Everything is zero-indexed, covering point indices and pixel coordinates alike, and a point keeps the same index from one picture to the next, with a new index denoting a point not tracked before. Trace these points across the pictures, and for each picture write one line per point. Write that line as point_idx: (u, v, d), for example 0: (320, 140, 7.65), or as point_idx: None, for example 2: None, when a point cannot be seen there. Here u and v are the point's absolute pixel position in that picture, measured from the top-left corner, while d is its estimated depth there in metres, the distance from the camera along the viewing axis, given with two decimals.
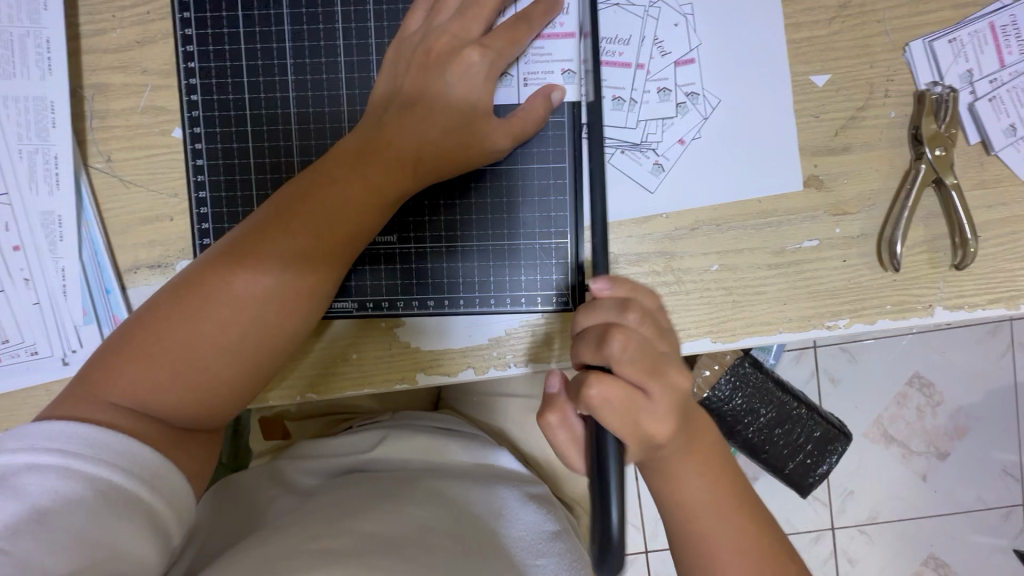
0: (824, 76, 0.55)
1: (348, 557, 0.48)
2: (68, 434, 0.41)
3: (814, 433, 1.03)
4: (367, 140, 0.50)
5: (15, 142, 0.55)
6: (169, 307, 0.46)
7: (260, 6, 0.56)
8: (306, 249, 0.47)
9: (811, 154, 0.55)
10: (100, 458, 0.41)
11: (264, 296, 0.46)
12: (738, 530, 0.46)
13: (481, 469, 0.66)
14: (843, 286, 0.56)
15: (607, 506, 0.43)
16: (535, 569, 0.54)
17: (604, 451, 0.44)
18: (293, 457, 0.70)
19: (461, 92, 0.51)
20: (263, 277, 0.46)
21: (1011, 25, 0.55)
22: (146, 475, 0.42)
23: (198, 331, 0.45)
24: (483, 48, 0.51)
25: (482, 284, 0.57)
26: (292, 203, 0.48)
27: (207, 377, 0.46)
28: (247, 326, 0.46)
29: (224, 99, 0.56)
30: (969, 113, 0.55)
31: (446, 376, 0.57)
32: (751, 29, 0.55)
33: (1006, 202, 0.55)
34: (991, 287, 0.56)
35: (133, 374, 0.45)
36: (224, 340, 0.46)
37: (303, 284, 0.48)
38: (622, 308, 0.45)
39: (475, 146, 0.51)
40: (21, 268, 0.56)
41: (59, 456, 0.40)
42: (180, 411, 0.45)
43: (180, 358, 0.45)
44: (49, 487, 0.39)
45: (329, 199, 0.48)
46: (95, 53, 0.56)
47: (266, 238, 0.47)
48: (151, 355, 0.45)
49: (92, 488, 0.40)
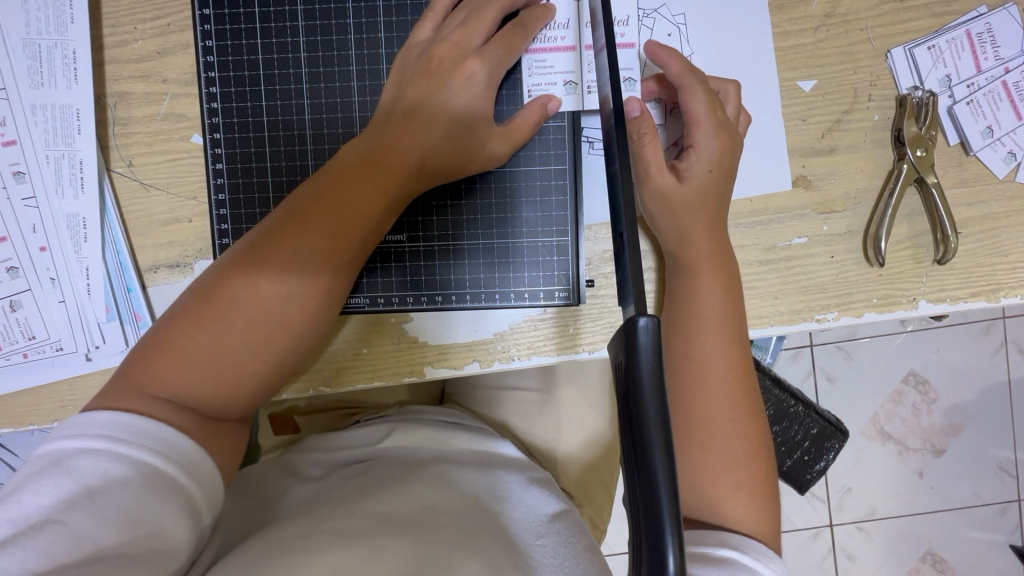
0: (810, 82, 0.58)
1: (357, 536, 0.51)
2: (115, 422, 0.44)
3: (812, 430, 1.07)
4: (376, 144, 0.52)
5: (42, 148, 0.57)
6: (200, 305, 0.48)
7: (277, 18, 0.59)
8: (328, 248, 0.50)
9: (799, 156, 0.58)
10: (144, 444, 0.43)
11: (288, 294, 0.49)
12: (731, 388, 0.53)
13: (486, 455, 0.68)
14: (831, 282, 0.58)
15: (648, 457, 0.30)
16: (536, 548, 0.54)
17: (639, 385, 0.30)
18: (305, 451, 0.72)
19: (464, 100, 0.52)
20: (287, 277, 0.49)
21: (987, 33, 0.58)
22: (184, 462, 0.45)
23: (226, 327, 0.48)
24: (482, 58, 0.53)
25: (487, 280, 0.59)
26: (311, 205, 0.50)
27: (236, 371, 0.48)
28: (273, 322, 0.49)
29: (243, 106, 0.59)
30: (948, 116, 0.58)
31: (453, 369, 0.60)
32: (741, 37, 0.58)
33: (985, 200, 0.58)
34: (973, 282, 0.58)
35: (170, 368, 0.47)
36: (251, 337, 0.48)
37: (325, 282, 0.50)
38: (715, 128, 0.53)
39: (476, 150, 0.54)
40: (48, 269, 0.58)
41: (107, 441, 0.43)
42: (214, 403, 0.48)
43: (210, 353, 0.47)
44: (100, 469, 0.42)
45: (344, 201, 0.50)
46: (118, 63, 0.59)
47: (289, 239, 0.49)
48: (183, 351, 0.47)
49: (137, 471, 0.42)
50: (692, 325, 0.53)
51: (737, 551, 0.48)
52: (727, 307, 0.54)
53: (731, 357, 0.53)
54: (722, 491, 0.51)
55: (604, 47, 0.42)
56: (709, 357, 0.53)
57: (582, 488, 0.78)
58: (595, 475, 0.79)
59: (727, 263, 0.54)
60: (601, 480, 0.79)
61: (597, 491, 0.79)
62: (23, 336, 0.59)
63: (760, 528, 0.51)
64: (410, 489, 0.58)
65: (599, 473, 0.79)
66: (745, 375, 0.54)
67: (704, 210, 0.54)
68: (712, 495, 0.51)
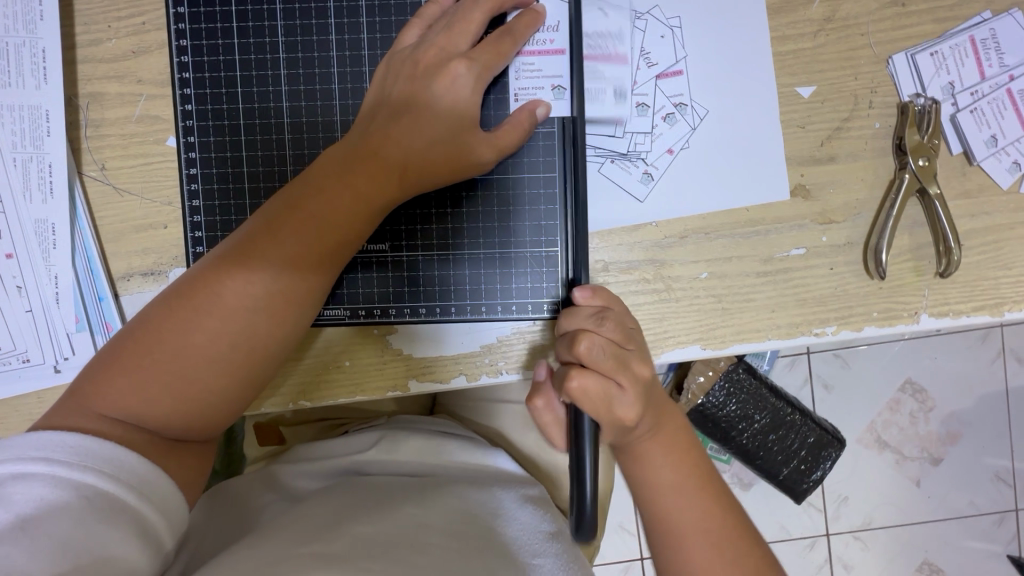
0: (809, 88, 0.56)
1: (343, 559, 0.49)
2: (58, 442, 0.41)
3: (808, 439, 1.05)
4: (355, 150, 0.50)
5: (10, 150, 0.55)
6: (161, 316, 0.46)
7: (256, 18, 0.57)
8: (297, 257, 0.47)
9: (798, 164, 0.56)
10: (88, 465, 0.41)
11: (255, 307, 0.46)
12: (675, 453, 0.49)
13: (472, 472, 0.67)
14: (830, 294, 0.56)
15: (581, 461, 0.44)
16: (533, 567, 0.54)
17: (578, 426, 0.45)
18: (285, 465, 0.70)
19: (448, 103, 0.50)
20: (252, 288, 0.46)
21: (991, 39, 0.56)
22: (133, 482, 0.42)
23: (187, 340, 0.45)
24: (470, 61, 0.51)
25: (474, 292, 0.57)
26: (281, 213, 0.48)
27: (199, 388, 0.46)
28: (237, 335, 0.46)
29: (219, 108, 0.57)
30: (951, 124, 0.56)
31: (439, 383, 0.58)
32: (737, 42, 0.56)
33: (989, 211, 0.56)
34: (976, 294, 0.56)
35: (125, 385, 0.45)
36: (214, 350, 0.46)
37: (295, 292, 0.48)
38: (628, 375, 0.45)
39: (459, 156, 0.51)
40: (14, 276, 0.56)
41: (46, 464, 0.40)
42: (170, 420, 0.45)
43: (170, 367, 0.45)
44: (36, 496, 0.39)
45: (318, 207, 0.48)
46: (91, 62, 0.57)
47: (255, 248, 0.47)
48: (142, 366, 0.45)
49: (79, 496, 0.40)
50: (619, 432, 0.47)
51: None
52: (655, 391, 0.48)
53: (669, 419, 0.50)
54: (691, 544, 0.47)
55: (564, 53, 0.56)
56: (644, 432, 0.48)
57: None
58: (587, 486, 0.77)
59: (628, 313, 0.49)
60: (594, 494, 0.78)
61: None
62: None
63: None
64: (396, 510, 0.57)
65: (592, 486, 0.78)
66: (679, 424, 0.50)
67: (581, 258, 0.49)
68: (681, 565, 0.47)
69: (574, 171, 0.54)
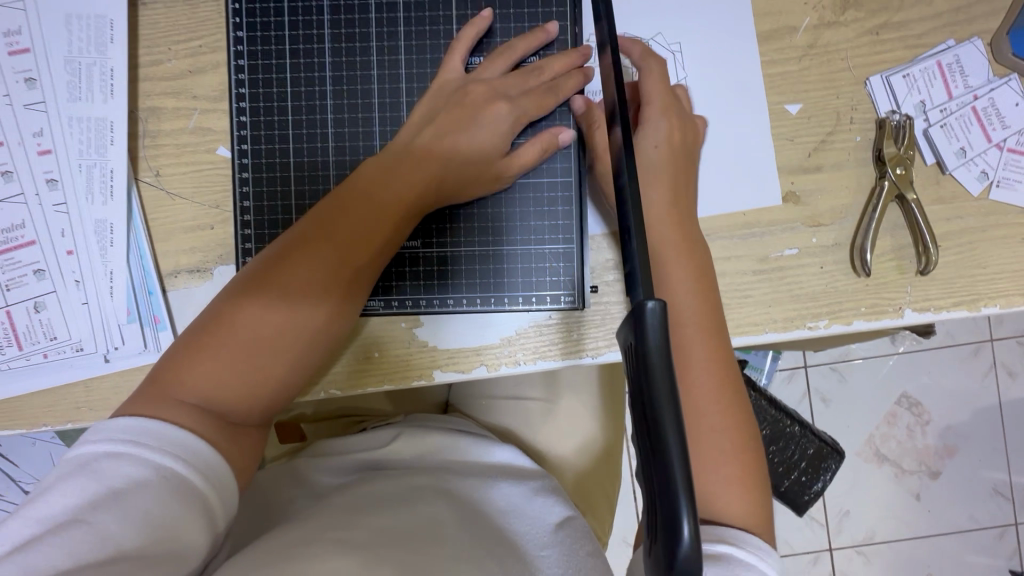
0: (796, 105, 0.63)
1: (362, 545, 0.50)
2: (142, 427, 0.45)
3: (808, 450, 1.10)
4: (401, 164, 0.56)
5: (76, 157, 0.61)
6: (234, 311, 0.51)
7: (305, 41, 0.63)
8: (354, 259, 0.53)
9: (788, 173, 0.62)
10: (167, 450, 0.45)
11: (316, 302, 0.51)
12: (713, 376, 0.52)
13: (484, 468, 0.70)
14: (821, 291, 0.62)
15: (665, 444, 0.29)
16: (541, 560, 0.57)
17: (651, 380, 0.31)
18: (309, 458, 0.73)
19: (484, 133, 0.58)
20: (315, 285, 0.51)
21: (956, 63, 0.63)
22: (204, 467, 0.46)
23: (257, 333, 0.50)
24: (510, 103, 0.59)
25: (497, 284, 0.62)
26: (339, 217, 0.53)
27: (265, 376, 0.50)
28: (300, 326, 0.51)
29: (270, 119, 0.63)
30: (924, 138, 0.62)
31: (461, 373, 0.62)
32: (733, 66, 0.63)
33: (962, 216, 0.62)
34: (954, 291, 0.62)
35: (201, 372, 0.48)
36: (280, 341, 0.50)
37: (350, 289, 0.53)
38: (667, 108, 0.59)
39: (486, 175, 0.58)
40: (73, 271, 0.61)
41: (134, 446, 0.44)
42: (236, 407, 0.49)
43: (241, 357, 0.49)
44: (124, 472, 0.43)
45: (372, 213, 0.54)
46: (151, 80, 0.63)
47: (316, 249, 0.52)
48: (216, 356, 0.49)
49: (159, 475, 0.44)
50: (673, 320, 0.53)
51: (732, 547, 0.46)
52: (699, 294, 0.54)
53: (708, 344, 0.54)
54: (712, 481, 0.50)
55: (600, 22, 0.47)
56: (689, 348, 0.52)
57: (585, 496, 0.79)
58: (595, 479, 0.81)
59: (695, 140, 0.59)
60: (602, 489, 0.81)
61: (598, 499, 0.81)
62: (46, 337, 0.61)
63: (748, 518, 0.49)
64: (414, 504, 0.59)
65: (599, 479, 0.81)
66: (720, 352, 0.53)
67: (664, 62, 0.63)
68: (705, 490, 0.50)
69: (618, 72, 0.40)
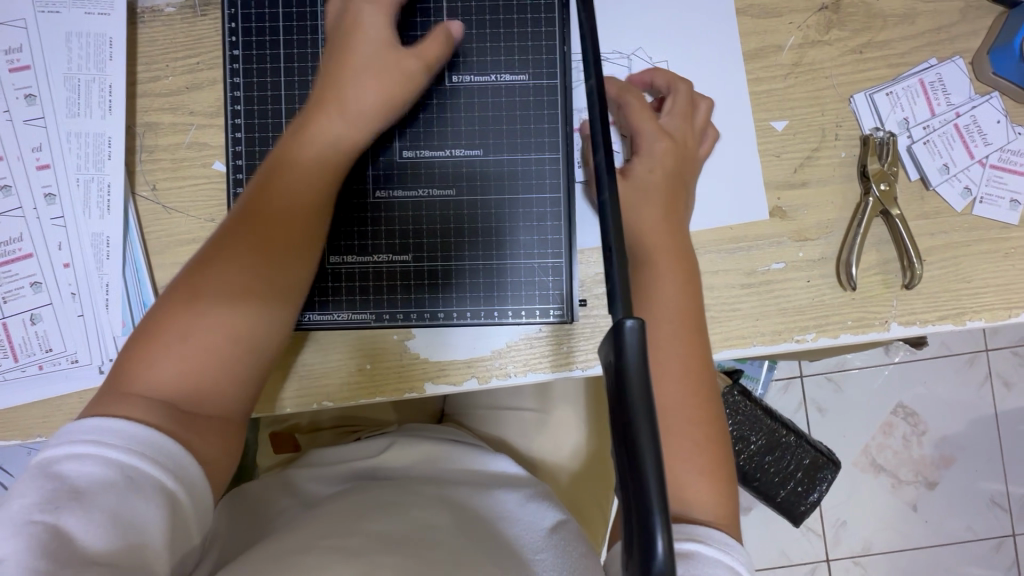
0: (782, 122, 0.64)
1: (358, 553, 0.51)
2: (101, 427, 0.45)
3: (804, 460, 1.09)
4: (311, 107, 0.56)
5: (74, 172, 0.62)
6: (175, 297, 0.50)
7: (300, 59, 0.64)
8: (289, 208, 0.54)
9: (775, 188, 0.63)
10: (128, 446, 0.44)
11: (252, 258, 0.52)
12: (689, 374, 0.53)
13: (476, 475, 0.71)
14: (808, 305, 0.63)
15: (642, 456, 0.30)
16: (535, 561, 0.58)
17: (626, 393, 0.32)
18: (302, 470, 0.73)
19: (371, 44, 0.56)
20: (248, 244, 0.52)
21: (938, 82, 0.64)
22: (167, 462, 0.45)
23: (199, 308, 0.50)
24: (377, 6, 0.57)
25: (488, 298, 0.62)
26: (266, 180, 0.54)
27: (217, 349, 0.50)
28: (240, 287, 0.51)
29: (265, 135, 0.63)
30: (908, 155, 0.63)
31: (452, 385, 0.63)
32: (719, 81, 0.64)
33: (946, 231, 0.63)
34: (940, 305, 0.63)
35: (154, 364, 0.48)
36: (222, 309, 0.50)
37: (285, 232, 0.53)
38: (662, 131, 0.59)
39: (400, 83, 0.57)
40: (70, 284, 0.62)
41: (94, 445, 0.44)
42: (194, 390, 0.49)
43: (187, 337, 0.49)
44: (86, 472, 0.43)
45: (298, 165, 0.55)
46: (149, 96, 0.64)
47: (251, 214, 0.53)
48: (163, 343, 0.49)
49: (121, 474, 0.43)
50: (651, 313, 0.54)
51: (700, 544, 0.47)
52: (686, 293, 0.55)
53: (690, 348, 0.54)
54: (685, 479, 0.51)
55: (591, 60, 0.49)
56: (667, 348, 0.53)
57: (576, 506, 0.78)
58: (588, 490, 0.79)
59: (688, 159, 0.60)
60: (596, 501, 0.79)
61: (592, 511, 0.79)
62: (41, 349, 0.61)
63: (719, 514, 0.50)
64: (411, 511, 0.59)
65: (594, 491, 0.79)
66: (699, 353, 0.54)
67: (653, 71, 0.64)
68: (678, 485, 0.51)
69: (602, 103, 0.43)
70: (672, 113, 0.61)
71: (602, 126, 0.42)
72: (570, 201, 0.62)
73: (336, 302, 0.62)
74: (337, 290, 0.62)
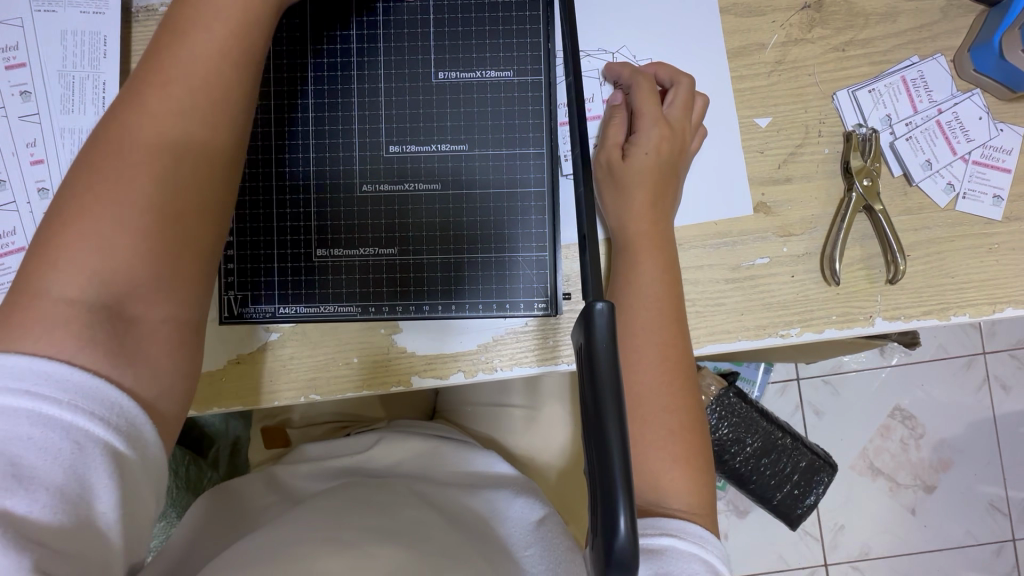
0: (765, 118, 0.64)
1: (352, 544, 0.50)
2: (17, 369, 0.37)
3: (800, 462, 1.08)
4: None
5: (67, 167, 0.63)
6: (74, 198, 0.42)
7: (287, 53, 0.63)
8: (196, 80, 0.45)
9: (758, 184, 0.64)
10: (75, 404, 0.38)
11: (161, 142, 0.44)
12: (667, 365, 0.54)
13: (464, 475, 0.71)
14: (792, 300, 0.63)
15: (608, 437, 0.31)
16: (525, 559, 0.58)
17: (596, 375, 0.33)
18: (290, 465, 0.74)
19: None
20: (154, 126, 0.44)
21: (920, 79, 0.65)
22: (126, 427, 0.40)
23: (108, 202, 0.42)
24: None
25: (473, 291, 0.63)
26: (163, 55, 0.46)
27: (140, 245, 0.42)
28: (155, 174, 0.44)
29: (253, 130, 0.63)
30: (891, 151, 0.64)
31: (439, 379, 0.63)
32: (701, 77, 0.65)
33: (930, 226, 0.63)
34: (924, 300, 0.63)
35: (63, 276, 0.41)
36: (136, 201, 0.43)
37: (201, 106, 0.46)
38: (659, 119, 0.59)
39: None
40: None
41: (28, 399, 0.37)
42: (122, 298, 0.42)
43: (99, 239, 0.41)
44: (26, 434, 0.36)
45: (203, 34, 0.46)
46: None
47: (150, 91, 0.45)
48: (70, 248, 0.41)
49: (71, 441, 0.37)
50: (630, 300, 0.55)
51: (674, 538, 0.47)
52: (667, 287, 0.56)
53: (670, 339, 0.54)
54: (660, 469, 0.51)
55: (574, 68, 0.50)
56: (647, 340, 0.54)
57: (563, 500, 0.79)
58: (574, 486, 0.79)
59: (682, 149, 0.60)
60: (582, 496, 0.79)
61: (578, 506, 0.79)
62: None
63: (694, 503, 0.51)
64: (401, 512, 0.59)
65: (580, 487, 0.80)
66: (680, 346, 0.55)
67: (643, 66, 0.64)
68: (652, 472, 0.51)
69: (578, 102, 0.45)
70: (673, 104, 0.60)
71: (577, 123, 0.44)
72: (554, 196, 0.63)
73: (323, 294, 0.63)
74: (324, 282, 0.63)
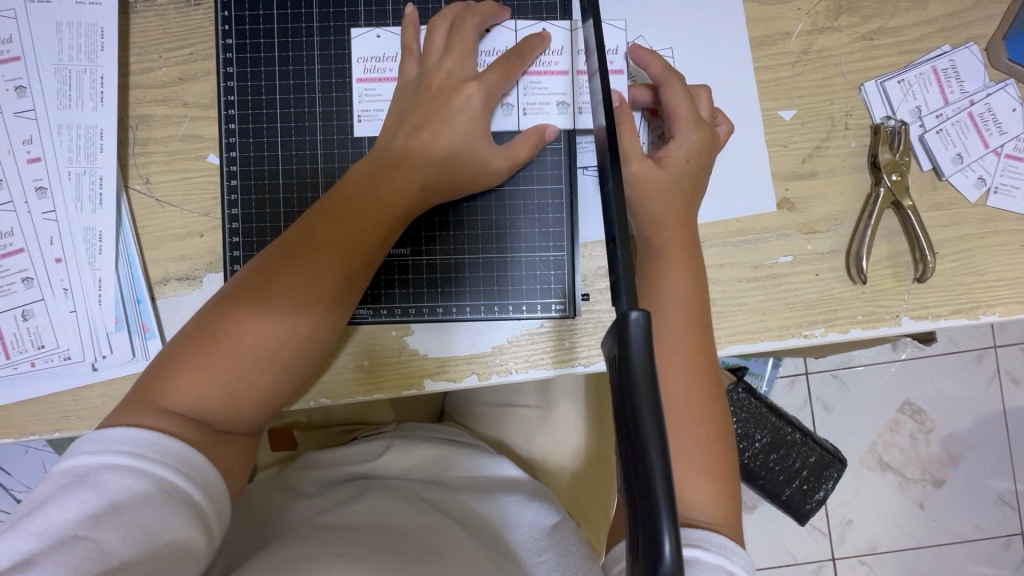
0: (790, 111, 0.62)
1: (365, 558, 0.49)
2: (134, 438, 0.43)
3: (810, 458, 1.06)
4: (379, 160, 0.54)
5: (65, 164, 0.60)
6: (217, 318, 0.48)
7: (294, 48, 0.63)
8: (338, 263, 0.50)
9: (782, 179, 0.62)
10: (166, 461, 0.43)
11: (292, 325, 0.49)
12: (692, 372, 0.52)
13: (478, 479, 0.69)
14: (817, 299, 0.61)
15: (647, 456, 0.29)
16: (539, 565, 0.57)
17: (634, 388, 0.31)
18: (300, 469, 0.72)
19: (461, 118, 0.55)
20: (293, 281, 0.49)
21: (951, 69, 0.62)
22: (202, 481, 0.44)
23: (240, 342, 0.48)
24: (480, 82, 0.56)
25: (488, 293, 0.61)
26: (325, 212, 0.52)
27: (249, 385, 0.48)
28: (279, 337, 0.48)
29: (258, 126, 0.63)
30: (921, 144, 0.61)
31: (451, 382, 0.61)
32: (722, 66, 0.62)
33: (959, 222, 0.61)
34: (952, 299, 0.61)
35: (183, 383, 0.46)
36: (262, 353, 0.48)
37: (324, 299, 0.50)
38: (696, 123, 0.57)
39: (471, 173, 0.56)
40: (61, 279, 0.60)
41: (132, 458, 0.42)
42: (222, 415, 0.47)
43: (228, 365, 0.47)
44: (124, 485, 0.41)
45: (358, 196, 0.52)
46: (142, 88, 0.63)
47: (300, 244, 0.50)
48: (201, 364, 0.47)
49: (160, 488, 0.42)
50: (658, 305, 0.53)
51: (701, 551, 0.45)
52: (693, 291, 0.54)
53: (694, 342, 0.53)
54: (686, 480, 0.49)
55: (596, 71, 0.48)
56: (672, 344, 0.52)
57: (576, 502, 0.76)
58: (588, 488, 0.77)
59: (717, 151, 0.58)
60: (596, 498, 0.77)
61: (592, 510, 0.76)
62: (33, 345, 0.60)
63: (718, 515, 0.49)
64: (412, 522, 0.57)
65: (594, 489, 0.77)
66: (705, 350, 0.53)
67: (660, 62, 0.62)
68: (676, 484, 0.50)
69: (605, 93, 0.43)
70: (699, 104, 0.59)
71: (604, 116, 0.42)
72: (571, 191, 0.61)
73: None
74: None
